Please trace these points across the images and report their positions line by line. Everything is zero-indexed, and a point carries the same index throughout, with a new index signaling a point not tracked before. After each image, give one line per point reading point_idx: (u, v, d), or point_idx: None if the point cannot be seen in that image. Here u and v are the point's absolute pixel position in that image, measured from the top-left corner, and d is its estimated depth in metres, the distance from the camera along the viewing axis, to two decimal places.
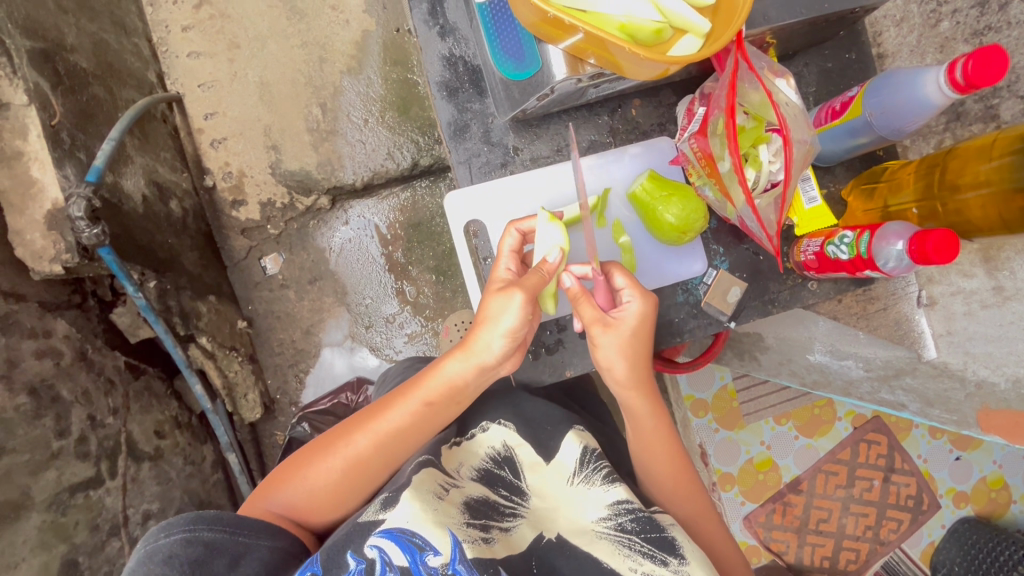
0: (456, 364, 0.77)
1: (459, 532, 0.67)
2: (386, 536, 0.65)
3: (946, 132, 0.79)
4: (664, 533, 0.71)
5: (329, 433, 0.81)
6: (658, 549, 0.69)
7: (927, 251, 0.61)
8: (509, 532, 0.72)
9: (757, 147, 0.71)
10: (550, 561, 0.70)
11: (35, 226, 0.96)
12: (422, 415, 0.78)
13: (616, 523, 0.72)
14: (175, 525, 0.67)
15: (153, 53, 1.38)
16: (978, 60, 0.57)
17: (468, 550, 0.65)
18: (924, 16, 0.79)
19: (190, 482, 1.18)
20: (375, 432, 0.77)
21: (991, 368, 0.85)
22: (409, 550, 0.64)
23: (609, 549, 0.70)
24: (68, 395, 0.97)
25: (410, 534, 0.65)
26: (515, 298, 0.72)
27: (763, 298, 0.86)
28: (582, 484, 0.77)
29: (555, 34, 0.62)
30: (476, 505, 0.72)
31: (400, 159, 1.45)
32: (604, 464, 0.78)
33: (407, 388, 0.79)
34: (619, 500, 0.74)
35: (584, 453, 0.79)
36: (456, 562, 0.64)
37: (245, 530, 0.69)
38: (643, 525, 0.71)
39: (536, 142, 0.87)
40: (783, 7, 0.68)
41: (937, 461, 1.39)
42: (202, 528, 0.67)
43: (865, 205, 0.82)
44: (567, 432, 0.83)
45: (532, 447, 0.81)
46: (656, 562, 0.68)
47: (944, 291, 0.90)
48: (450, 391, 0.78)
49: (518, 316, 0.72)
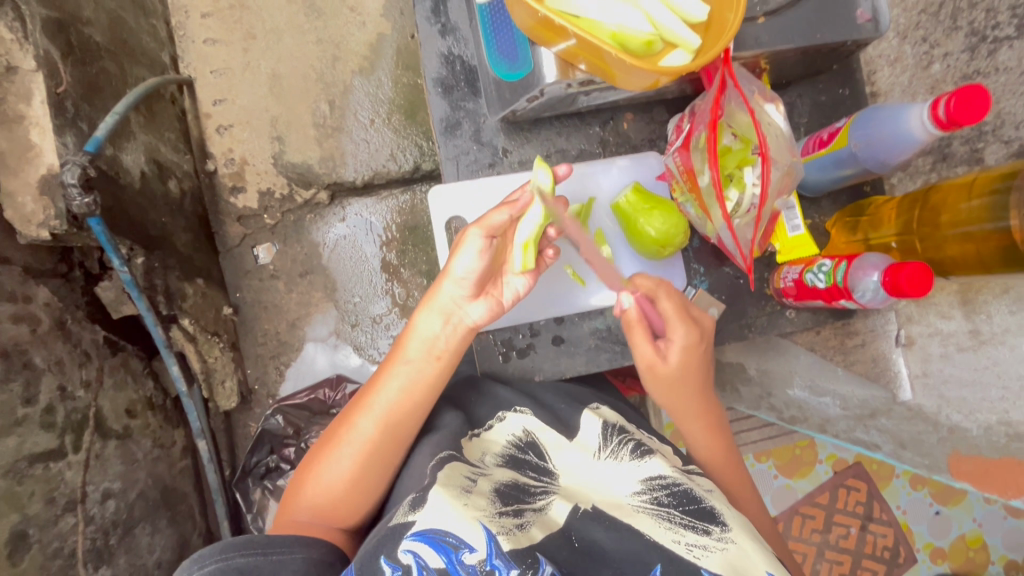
0: (427, 318, 0.75)
1: (491, 524, 0.57)
2: (419, 538, 0.56)
3: (932, 173, 0.80)
4: (702, 503, 0.64)
5: (331, 428, 0.77)
6: (698, 519, 0.62)
7: (900, 283, 0.63)
8: (544, 511, 0.63)
9: (743, 169, 0.74)
10: (588, 534, 0.61)
11: (27, 190, 0.95)
12: (416, 380, 0.74)
13: (652, 497, 0.65)
14: (207, 556, 0.61)
15: (169, 36, 1.40)
16: (960, 97, 0.59)
17: (504, 543, 0.55)
18: (917, 58, 0.80)
19: (156, 466, 1.16)
20: (376, 411, 0.73)
21: (964, 414, 0.83)
22: (443, 550, 0.55)
23: (649, 521, 0.62)
24: (40, 363, 0.96)
25: (443, 534, 0.56)
26: (472, 235, 0.71)
27: (741, 321, 0.87)
28: (609, 458, 0.71)
29: (549, 38, 0.63)
30: (506, 491, 0.65)
31: (403, 161, 1.46)
32: (630, 441, 0.73)
33: (392, 358, 0.77)
34: (652, 473, 0.67)
35: (605, 428, 0.76)
36: (493, 557, 0.54)
37: (276, 546, 0.62)
38: (680, 498, 0.64)
39: (526, 146, 0.88)
40: (775, 32, 0.70)
41: (917, 514, 1.35)
42: (234, 554, 0.60)
43: (848, 237, 0.84)
44: (585, 411, 0.80)
45: (555, 429, 0.76)
46: (699, 532, 0.61)
47: (921, 332, 0.90)
48: (425, 344, 0.75)
49: (478, 253, 0.70)
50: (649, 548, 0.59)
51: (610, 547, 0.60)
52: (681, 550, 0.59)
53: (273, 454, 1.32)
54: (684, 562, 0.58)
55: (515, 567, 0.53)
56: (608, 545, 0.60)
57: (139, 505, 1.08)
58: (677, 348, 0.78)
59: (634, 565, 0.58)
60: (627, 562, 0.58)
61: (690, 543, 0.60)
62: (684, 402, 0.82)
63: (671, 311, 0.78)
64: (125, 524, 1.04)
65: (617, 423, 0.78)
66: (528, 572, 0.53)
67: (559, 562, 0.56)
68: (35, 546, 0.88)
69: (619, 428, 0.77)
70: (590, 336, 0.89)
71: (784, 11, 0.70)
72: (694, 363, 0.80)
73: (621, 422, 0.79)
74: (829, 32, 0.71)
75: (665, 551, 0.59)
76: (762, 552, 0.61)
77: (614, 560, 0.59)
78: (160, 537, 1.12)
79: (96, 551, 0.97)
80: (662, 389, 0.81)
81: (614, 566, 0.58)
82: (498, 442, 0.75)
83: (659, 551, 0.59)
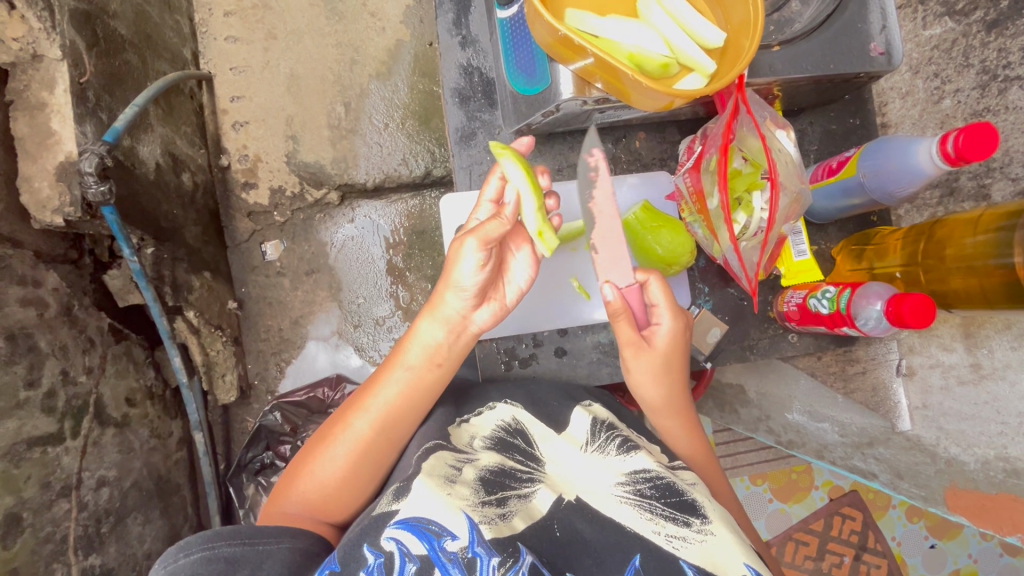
0: (426, 325, 0.75)
1: (474, 513, 0.57)
2: (402, 527, 0.56)
3: (939, 207, 0.81)
4: (684, 495, 0.63)
5: (326, 427, 0.77)
6: (679, 511, 0.61)
7: (903, 313, 0.64)
8: (528, 498, 0.63)
9: (751, 193, 0.75)
10: (572, 523, 0.61)
11: (45, 175, 0.97)
12: (413, 385, 0.74)
13: (635, 489, 0.64)
14: (194, 544, 0.61)
15: (192, 32, 1.43)
16: (969, 134, 0.60)
17: (486, 532, 0.56)
18: (929, 92, 0.81)
19: (151, 455, 1.16)
20: (371, 412, 0.73)
21: (962, 447, 0.83)
22: (426, 537, 0.55)
23: (630, 513, 0.62)
24: (45, 347, 0.97)
25: (426, 522, 0.56)
26: (469, 245, 0.69)
27: (742, 343, 0.88)
28: (596, 452, 0.69)
29: (567, 56, 0.64)
30: (492, 478, 0.64)
31: (414, 166, 1.47)
32: (617, 436, 0.71)
33: (390, 361, 0.77)
34: (637, 466, 0.66)
35: (593, 423, 0.74)
36: (474, 545, 0.54)
37: (262, 538, 0.63)
38: (663, 491, 0.63)
39: (539, 159, 0.90)
40: (790, 61, 0.71)
41: (911, 546, 1.35)
42: (221, 544, 0.60)
43: (853, 264, 0.84)
44: (574, 406, 0.77)
45: (544, 423, 0.75)
46: (679, 524, 0.60)
47: (923, 363, 0.90)
48: (425, 350, 0.74)
49: (478, 263, 0.69)
50: (629, 538, 0.59)
51: (591, 537, 0.60)
52: (661, 541, 0.59)
53: (269, 451, 1.33)
54: (662, 552, 0.58)
55: (495, 555, 0.54)
56: (590, 535, 0.60)
57: (132, 494, 1.09)
58: (665, 330, 0.78)
59: (613, 556, 0.58)
60: (606, 552, 0.58)
61: (670, 535, 0.59)
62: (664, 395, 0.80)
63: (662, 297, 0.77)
64: (118, 512, 1.05)
65: (607, 419, 0.76)
66: (509, 561, 0.53)
67: (539, 553, 0.56)
68: (27, 530, 0.89)
69: (608, 425, 0.75)
70: (592, 349, 0.90)
71: (799, 41, 0.71)
72: (677, 351, 0.79)
73: (611, 417, 0.77)
74: (842, 64, 0.72)
75: (646, 543, 0.59)
76: (742, 544, 0.60)
77: (595, 549, 0.59)
78: (152, 527, 1.12)
79: (87, 538, 0.98)
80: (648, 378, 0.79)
81: (595, 556, 0.58)
82: (485, 427, 0.74)
83: (639, 542, 0.59)
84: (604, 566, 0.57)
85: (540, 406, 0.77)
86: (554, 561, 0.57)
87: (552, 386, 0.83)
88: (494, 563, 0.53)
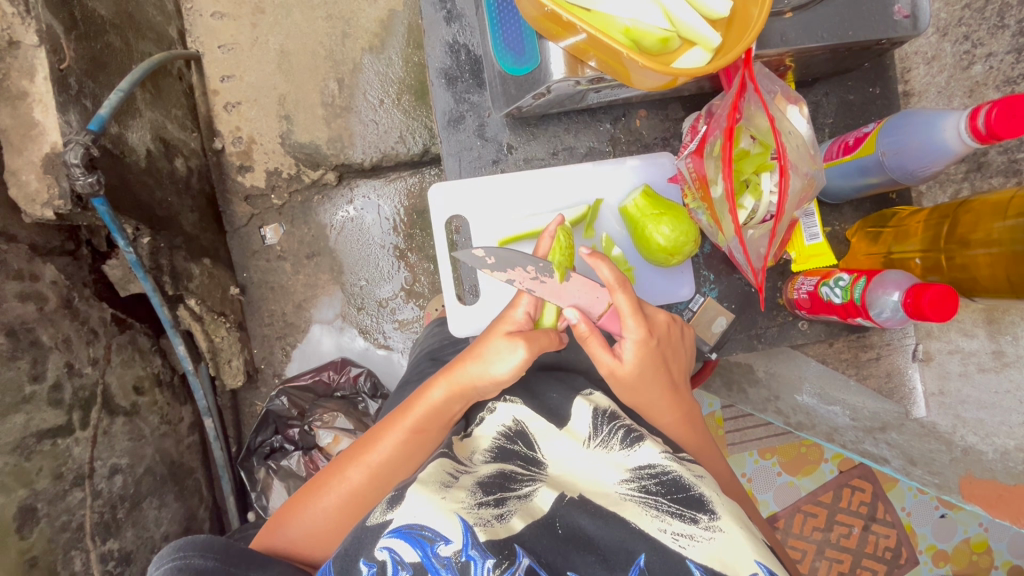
0: (439, 391, 0.73)
1: (469, 515, 0.54)
2: (396, 535, 0.54)
3: (965, 182, 0.76)
4: (691, 490, 0.60)
5: (326, 468, 0.77)
6: (686, 507, 0.58)
7: (922, 305, 0.60)
8: (528, 498, 0.60)
9: (759, 175, 0.72)
10: (574, 520, 0.57)
11: (31, 168, 0.94)
12: (415, 445, 0.73)
13: (639, 485, 0.61)
14: (163, 556, 0.61)
15: (176, 9, 1.36)
16: (1003, 108, 0.55)
17: (480, 533, 0.52)
18: (957, 57, 0.75)
19: (164, 441, 1.17)
20: (369, 464, 0.72)
21: (981, 436, 0.80)
22: (419, 544, 0.53)
23: (635, 510, 0.58)
24: (47, 340, 0.95)
25: (420, 528, 0.53)
26: (517, 350, 0.70)
27: (750, 331, 0.85)
28: (599, 448, 0.66)
29: (557, 32, 0.60)
30: (489, 480, 0.61)
31: (412, 143, 1.41)
32: (620, 428, 0.67)
33: (394, 417, 0.75)
34: (642, 460, 0.63)
35: (596, 414, 0.70)
36: (468, 547, 0.51)
37: (234, 559, 0.62)
38: (669, 487, 0.60)
39: (532, 143, 0.85)
40: (804, 30, 0.66)
41: (921, 516, 1.35)
42: (193, 555, 0.60)
43: (869, 248, 0.80)
44: (577, 397, 0.74)
45: (546, 419, 0.71)
46: (686, 521, 0.57)
47: (941, 348, 0.88)
48: (433, 417, 0.73)
49: (515, 362, 0.70)
50: (634, 535, 0.56)
51: (596, 533, 0.57)
52: (666, 539, 0.55)
53: (278, 435, 1.34)
54: (668, 552, 0.55)
55: (491, 557, 0.51)
56: (593, 532, 0.57)
57: (146, 480, 1.10)
58: (632, 346, 0.72)
59: (617, 554, 0.55)
60: (610, 550, 0.55)
61: (675, 532, 0.56)
62: (651, 398, 0.75)
63: (626, 306, 0.71)
64: (133, 497, 1.06)
65: (609, 409, 0.72)
66: (505, 563, 0.50)
67: (538, 554, 0.53)
68: (42, 520, 0.89)
69: (611, 415, 0.71)
70: None
71: (815, 6, 0.65)
72: (650, 359, 0.73)
73: (614, 407, 0.74)
74: (862, 29, 0.66)
75: (651, 540, 0.56)
76: (752, 540, 0.57)
77: (599, 546, 0.56)
78: (168, 510, 1.14)
79: (104, 524, 0.99)
80: (627, 391, 0.74)
81: (599, 553, 0.55)
82: (486, 437, 0.71)
83: (644, 540, 0.56)
84: (609, 565, 0.55)
85: (540, 400, 0.75)
86: (554, 562, 0.54)
87: (552, 379, 0.81)
88: (489, 565, 0.50)
